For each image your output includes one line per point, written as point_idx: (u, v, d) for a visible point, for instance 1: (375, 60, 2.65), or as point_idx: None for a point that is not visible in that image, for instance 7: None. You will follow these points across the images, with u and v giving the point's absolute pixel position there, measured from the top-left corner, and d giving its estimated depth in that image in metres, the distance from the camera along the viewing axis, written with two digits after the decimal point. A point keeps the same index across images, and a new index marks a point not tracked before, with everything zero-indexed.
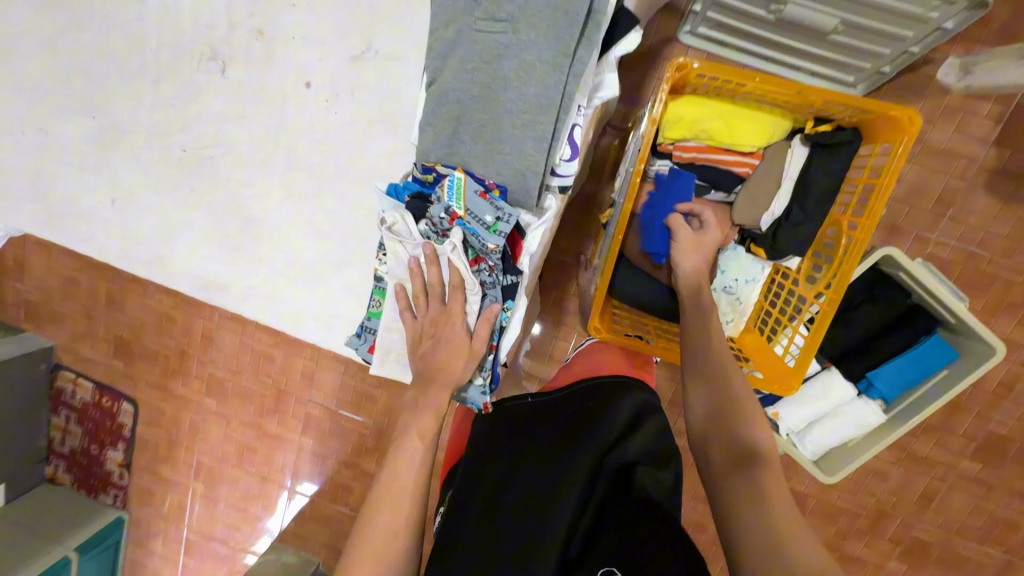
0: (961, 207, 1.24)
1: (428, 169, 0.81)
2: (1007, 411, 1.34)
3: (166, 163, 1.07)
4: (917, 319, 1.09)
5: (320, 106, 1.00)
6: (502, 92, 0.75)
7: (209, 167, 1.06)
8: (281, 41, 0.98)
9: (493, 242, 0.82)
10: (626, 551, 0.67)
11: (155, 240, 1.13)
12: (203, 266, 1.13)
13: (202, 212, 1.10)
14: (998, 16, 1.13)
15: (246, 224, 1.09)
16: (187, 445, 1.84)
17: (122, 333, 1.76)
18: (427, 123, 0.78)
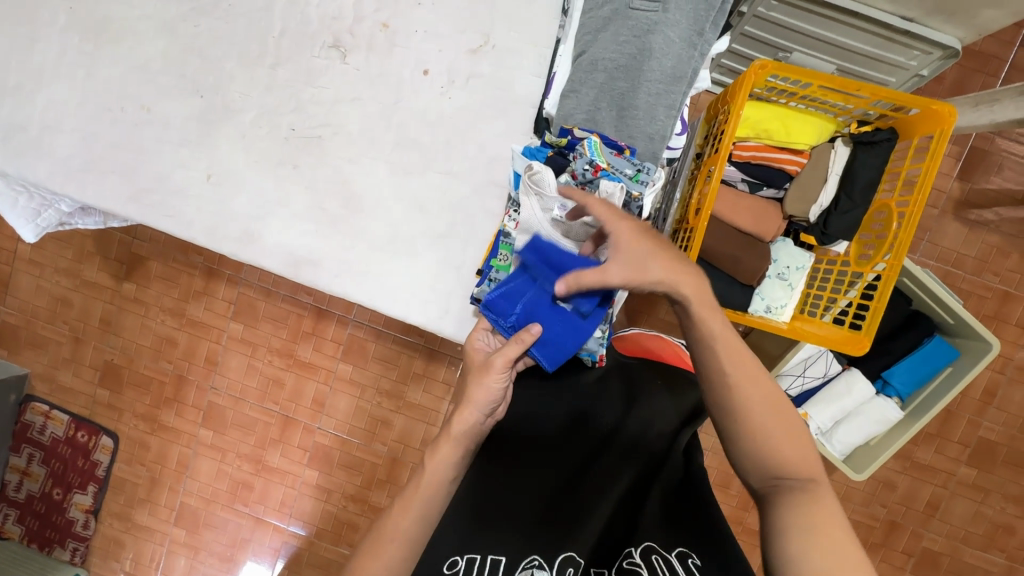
0: (936, 231, 1.43)
1: (564, 132, 0.78)
2: (994, 416, 1.47)
3: (268, 143, 0.85)
4: (920, 323, 1.21)
5: (433, 93, 0.84)
6: (646, 64, 0.76)
7: (317, 150, 0.85)
8: (405, 35, 0.83)
9: (635, 192, 0.77)
10: (697, 535, 0.70)
11: (241, 213, 0.86)
12: (285, 240, 0.85)
13: (298, 185, 0.85)
14: (950, 75, 1.38)
15: (351, 203, 0.85)
16: (170, 485, 1.67)
17: (113, 358, 1.65)
18: (571, 90, 0.78)
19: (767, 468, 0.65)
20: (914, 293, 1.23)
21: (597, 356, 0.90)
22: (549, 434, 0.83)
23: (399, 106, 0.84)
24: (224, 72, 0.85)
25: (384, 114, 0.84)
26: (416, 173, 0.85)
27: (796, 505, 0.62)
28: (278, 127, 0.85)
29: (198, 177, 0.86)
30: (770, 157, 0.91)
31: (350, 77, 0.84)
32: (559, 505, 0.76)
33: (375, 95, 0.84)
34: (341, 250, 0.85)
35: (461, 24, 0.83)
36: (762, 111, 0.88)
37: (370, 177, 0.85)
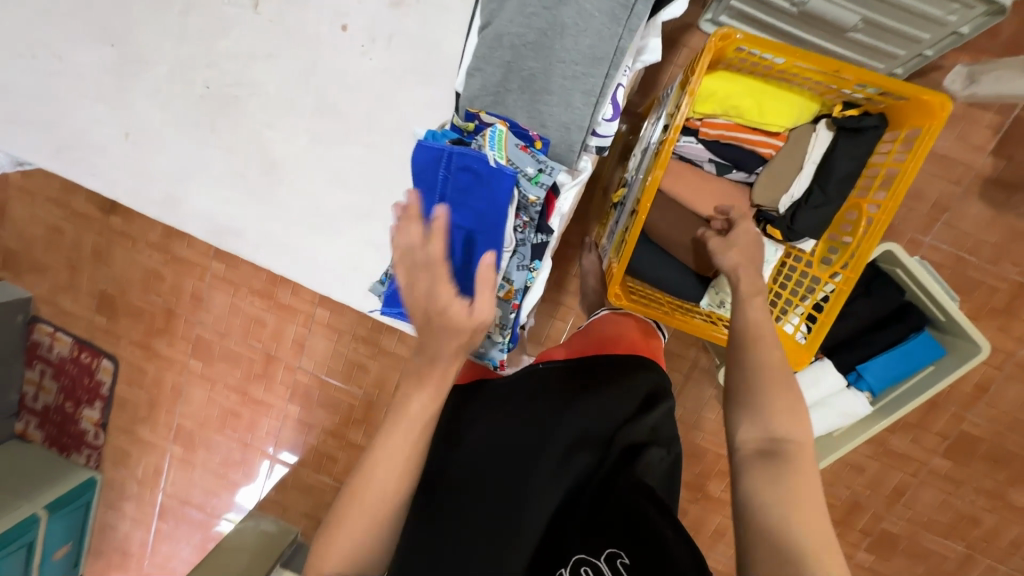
0: (954, 213, 1.28)
1: (471, 116, 0.80)
2: (980, 412, 1.40)
3: (186, 99, 0.93)
4: (907, 317, 1.13)
5: (355, 52, 0.88)
6: (558, 42, 0.75)
7: (237, 110, 0.93)
8: None
9: (533, 196, 0.80)
10: (631, 541, 0.63)
11: (171, 180, 0.99)
12: (208, 207, 1.01)
13: (218, 151, 0.97)
14: (1007, 28, 1.16)
15: (272, 173, 0.97)
16: (167, 408, 1.80)
17: (107, 288, 1.71)
18: (477, 68, 0.77)
19: (762, 439, 0.66)
20: (906, 284, 1.14)
21: (497, 362, 0.94)
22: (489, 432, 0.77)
23: (318, 68, 0.89)
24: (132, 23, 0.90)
25: (301, 76, 0.90)
26: (337, 143, 0.94)
27: (773, 469, 0.63)
28: (192, 83, 0.92)
29: (118, 135, 0.97)
30: (741, 137, 0.89)
31: (264, 29, 0.88)
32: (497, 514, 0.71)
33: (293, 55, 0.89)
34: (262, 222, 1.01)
35: None
36: (737, 84, 0.87)
37: (290, 144, 0.95)
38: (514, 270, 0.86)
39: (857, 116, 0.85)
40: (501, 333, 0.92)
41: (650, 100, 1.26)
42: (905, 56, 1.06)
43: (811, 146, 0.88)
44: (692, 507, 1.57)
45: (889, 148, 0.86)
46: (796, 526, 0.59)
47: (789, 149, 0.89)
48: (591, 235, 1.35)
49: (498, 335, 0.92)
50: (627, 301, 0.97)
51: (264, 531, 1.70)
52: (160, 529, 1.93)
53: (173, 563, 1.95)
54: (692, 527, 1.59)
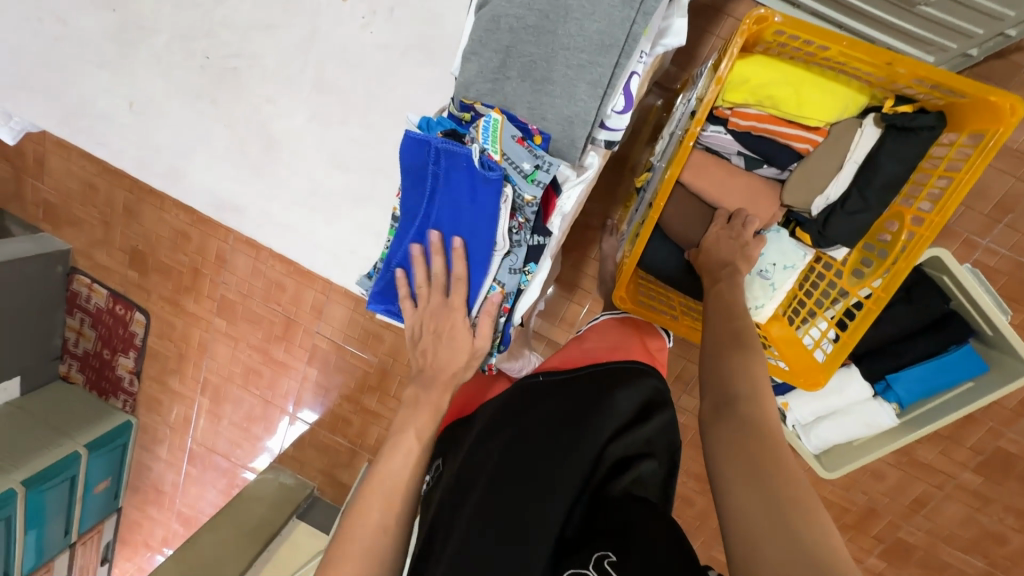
0: (1020, 215, 1.15)
1: (467, 106, 0.72)
2: (1022, 430, 1.30)
3: (189, 69, 0.95)
4: (949, 329, 1.04)
5: (357, 25, 0.87)
6: (561, 26, 0.68)
7: (235, 80, 0.94)
8: None
9: (529, 195, 0.72)
10: (627, 544, 0.60)
11: (175, 152, 1.03)
12: (215, 183, 1.04)
13: (218, 124, 0.99)
14: None
15: (271, 147, 0.99)
16: (195, 362, 1.88)
17: (138, 245, 1.76)
18: (473, 51, 0.70)
19: (717, 400, 0.67)
20: (952, 293, 1.04)
21: (488, 364, 0.93)
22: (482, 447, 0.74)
23: (316, 38, 0.89)
24: None
25: (299, 45, 0.90)
26: (338, 122, 0.94)
27: (740, 421, 0.63)
28: (193, 53, 0.93)
29: (123, 104, 1.00)
30: (774, 131, 0.82)
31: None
32: (491, 529, 0.65)
33: (290, 29, 0.89)
34: (264, 203, 1.04)
35: None
36: (775, 71, 0.77)
37: (290, 119, 0.95)
38: (506, 273, 0.81)
39: (911, 113, 0.76)
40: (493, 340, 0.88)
41: (688, 76, 1.16)
42: (983, 35, 0.92)
43: (855, 144, 0.79)
44: (699, 498, 1.55)
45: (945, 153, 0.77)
46: (776, 477, 0.56)
47: (829, 146, 0.81)
48: (613, 218, 1.29)
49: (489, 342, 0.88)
50: (633, 304, 0.94)
51: (284, 484, 1.81)
52: (190, 473, 2.06)
53: (202, 504, 2.09)
54: (697, 517, 1.58)
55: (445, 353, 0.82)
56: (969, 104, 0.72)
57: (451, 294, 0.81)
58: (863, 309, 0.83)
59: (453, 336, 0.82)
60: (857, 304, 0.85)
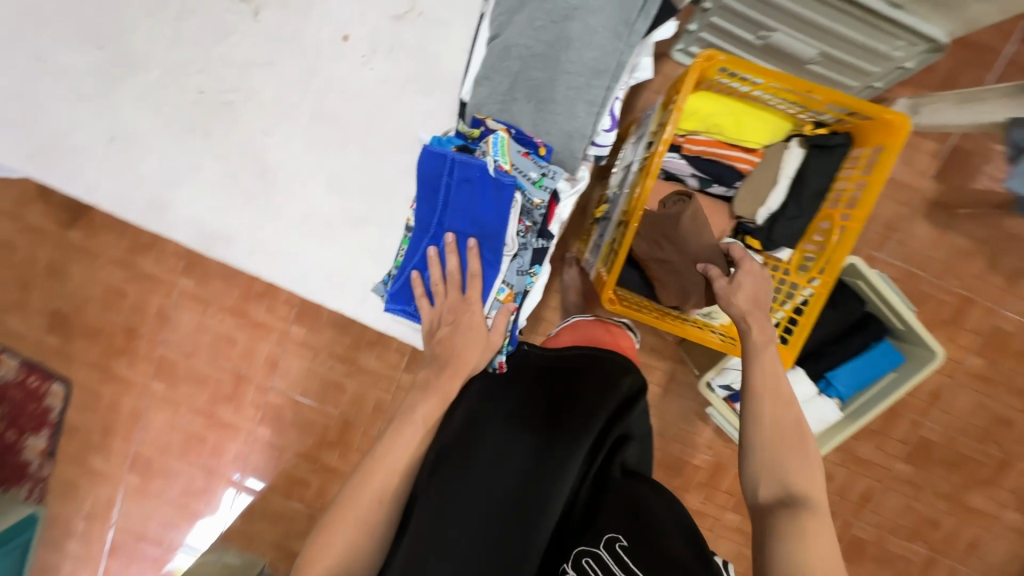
0: (903, 232, 1.39)
1: (478, 122, 0.85)
2: (935, 418, 1.49)
3: (180, 102, 0.96)
4: (869, 328, 1.20)
5: (358, 64, 0.93)
6: (563, 54, 0.80)
7: (229, 113, 0.96)
8: None
9: (538, 199, 0.85)
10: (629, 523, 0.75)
11: (151, 181, 0.98)
12: (197, 210, 0.99)
13: (204, 151, 0.98)
14: (940, 67, 1.29)
15: (252, 163, 0.98)
16: (123, 434, 1.68)
17: (62, 307, 1.61)
18: (486, 76, 0.83)
19: (779, 491, 0.73)
20: (867, 295, 1.21)
21: (496, 363, 0.93)
22: (489, 447, 0.85)
23: (316, 73, 0.94)
24: (129, 30, 0.93)
25: (300, 78, 0.94)
26: (336, 148, 0.96)
27: (801, 518, 0.69)
28: (186, 87, 0.95)
29: (102, 138, 0.97)
30: (721, 153, 0.97)
31: (259, 33, 0.93)
32: (498, 523, 0.78)
33: (292, 62, 0.94)
34: (250, 225, 1.00)
35: None
36: (716, 103, 0.94)
37: (285, 149, 0.97)
38: (514, 274, 0.89)
39: (825, 135, 0.92)
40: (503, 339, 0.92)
41: (630, 118, 1.30)
42: (858, 86, 1.17)
43: (785, 162, 0.93)
44: None
45: (857, 163, 0.92)
46: None
47: (765, 164, 0.95)
48: (571, 252, 1.36)
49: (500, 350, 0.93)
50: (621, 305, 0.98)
51: (228, 563, 1.51)
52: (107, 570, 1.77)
53: None
54: None
55: (460, 344, 0.83)
56: (868, 123, 0.87)
57: (468, 290, 0.86)
58: (813, 299, 0.94)
59: (471, 330, 0.84)
60: (805, 296, 0.97)
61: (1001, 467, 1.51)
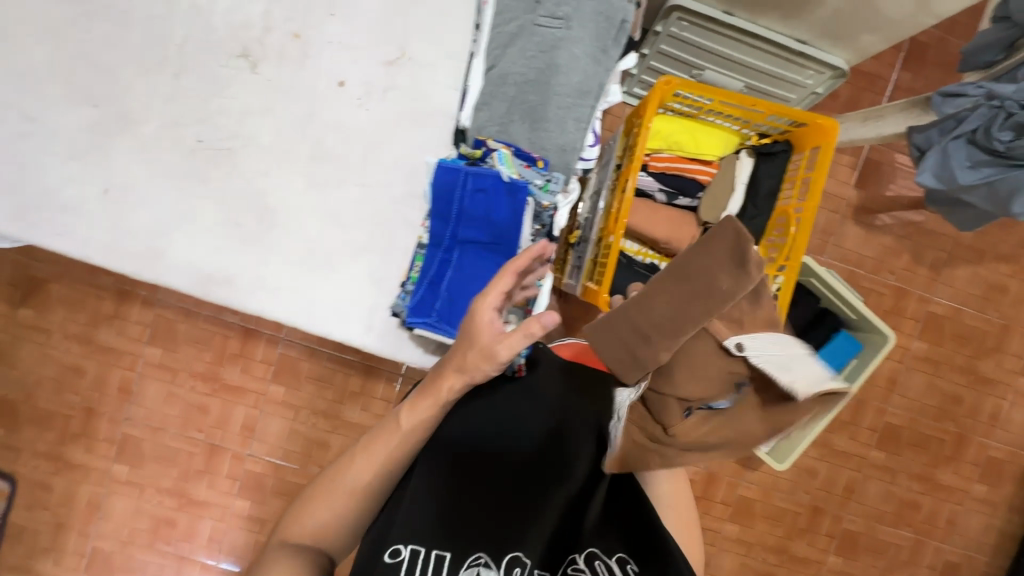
0: (839, 235, 1.56)
1: (479, 143, 0.82)
2: (896, 402, 1.61)
3: (116, 131, 0.82)
4: (828, 320, 1.31)
5: (352, 106, 0.84)
6: (553, 78, 0.80)
7: (228, 159, 0.83)
8: (319, 45, 0.84)
9: (546, 202, 0.84)
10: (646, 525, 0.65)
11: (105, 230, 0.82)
12: (182, 253, 0.83)
13: (166, 186, 0.83)
14: (842, 94, 1.52)
15: (232, 192, 0.84)
16: (79, 529, 1.52)
17: (9, 393, 1.49)
18: (484, 101, 0.82)
19: None
20: (821, 292, 1.33)
21: None
22: (499, 426, 0.74)
23: (314, 118, 0.84)
24: (124, 81, 0.82)
25: (300, 126, 0.84)
26: (334, 186, 0.85)
27: None
28: (181, 139, 0.83)
29: (93, 192, 0.82)
30: (682, 168, 1.07)
31: (262, 88, 0.83)
32: (504, 511, 0.67)
33: (288, 107, 0.83)
34: (256, 266, 0.84)
35: (376, 35, 0.84)
36: (673, 124, 1.05)
37: (285, 190, 0.84)
38: None
39: (769, 143, 1.05)
40: None
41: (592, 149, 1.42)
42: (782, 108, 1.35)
43: (738, 171, 1.04)
44: None
45: (801, 164, 1.04)
46: None
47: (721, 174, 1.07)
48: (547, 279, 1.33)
49: None
50: None
51: None
52: None
53: None
54: None
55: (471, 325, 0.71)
56: (805, 129, 1.00)
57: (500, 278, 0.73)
58: (782, 288, 1.01)
59: (483, 321, 0.70)
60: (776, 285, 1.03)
61: (960, 442, 1.63)
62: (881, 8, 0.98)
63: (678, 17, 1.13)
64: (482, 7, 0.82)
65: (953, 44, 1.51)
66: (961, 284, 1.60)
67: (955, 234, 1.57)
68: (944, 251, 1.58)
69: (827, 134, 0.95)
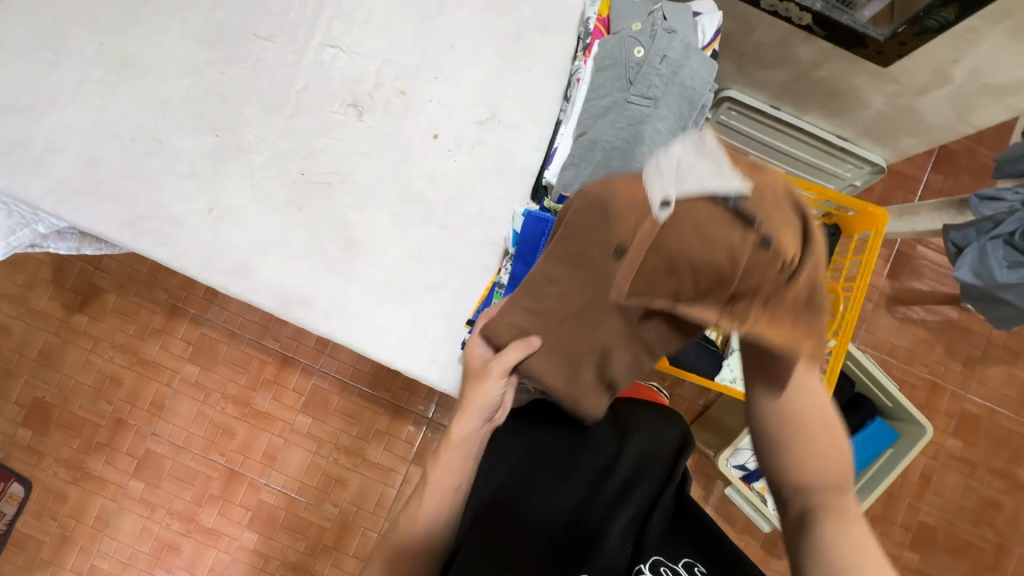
0: (871, 322, 1.58)
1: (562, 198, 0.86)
2: (930, 501, 1.55)
3: (230, 158, 0.91)
4: (864, 405, 1.32)
5: (443, 155, 0.93)
6: (638, 147, 0.82)
7: (325, 193, 0.91)
8: (419, 103, 0.94)
9: None
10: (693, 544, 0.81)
11: (209, 246, 0.89)
12: (276, 275, 0.89)
13: (266, 211, 0.90)
14: (876, 189, 1.60)
15: (327, 223, 0.91)
16: (83, 544, 1.49)
17: (44, 396, 1.52)
18: (569, 163, 0.86)
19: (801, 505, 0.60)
20: (857, 375, 1.35)
21: None
22: (547, 476, 0.88)
23: (407, 163, 0.92)
24: (240, 116, 0.92)
25: (392, 169, 0.92)
26: (418, 225, 0.91)
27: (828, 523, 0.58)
28: (287, 170, 0.91)
29: (200, 211, 0.90)
30: None
31: (363, 133, 0.92)
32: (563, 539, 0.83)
33: (386, 151, 0.92)
34: (336, 292, 0.89)
35: (471, 98, 0.94)
36: None
37: (373, 226, 0.91)
38: None
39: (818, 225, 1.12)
40: None
41: None
42: None
43: None
44: None
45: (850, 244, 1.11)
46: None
47: None
48: None
49: None
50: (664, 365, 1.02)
51: None
52: None
53: None
54: None
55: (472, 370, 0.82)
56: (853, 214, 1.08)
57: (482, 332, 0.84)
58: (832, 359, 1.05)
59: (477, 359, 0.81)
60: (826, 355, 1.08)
61: (1000, 551, 1.55)
62: (923, 115, 1.06)
63: (728, 105, 1.23)
64: (575, 83, 0.93)
65: (983, 153, 1.60)
66: (996, 383, 1.59)
67: (988, 333, 1.58)
68: (978, 348, 1.59)
69: (875, 220, 1.02)
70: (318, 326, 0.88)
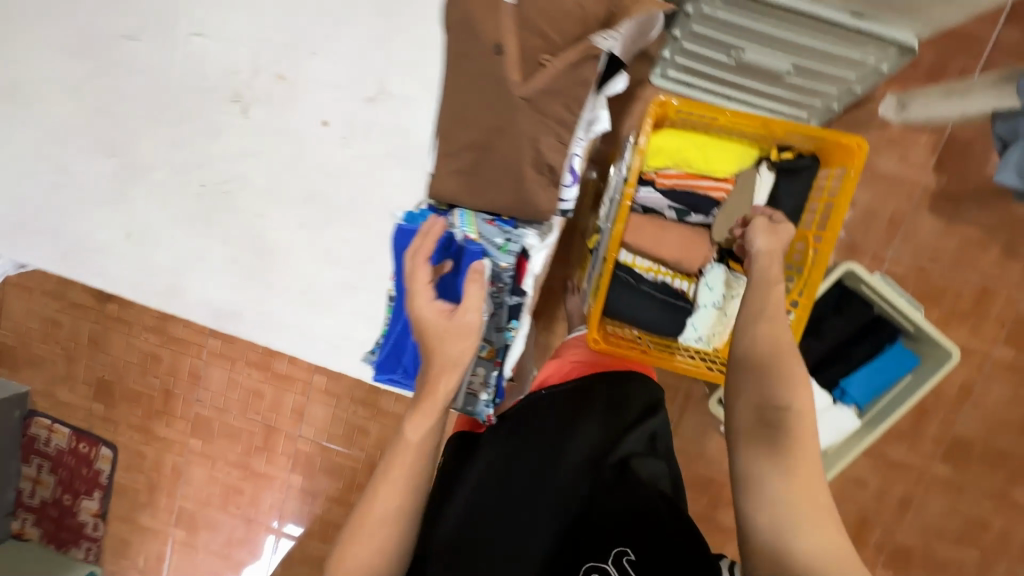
0: (910, 226, 1.37)
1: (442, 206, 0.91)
2: (968, 414, 1.44)
3: (136, 181, 1.00)
4: (881, 330, 1.19)
5: (337, 145, 0.95)
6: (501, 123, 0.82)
7: (230, 205, 0.99)
8: (303, 84, 0.92)
9: (504, 262, 0.89)
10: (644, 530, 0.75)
11: (146, 270, 1.06)
12: (206, 290, 1.06)
13: (180, 229, 1.02)
14: (925, 58, 1.28)
15: (237, 237, 1.01)
16: (168, 489, 1.77)
17: (104, 375, 1.73)
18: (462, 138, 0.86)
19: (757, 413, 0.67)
20: (874, 299, 1.20)
21: (485, 416, 0.97)
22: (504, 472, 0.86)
23: (305, 157, 0.96)
24: (142, 135, 0.97)
25: (291, 165, 0.96)
26: (325, 226, 0.99)
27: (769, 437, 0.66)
28: (189, 183, 0.99)
29: (119, 235, 1.04)
30: (694, 183, 1.07)
31: (256, 129, 0.95)
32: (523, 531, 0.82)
33: (279, 148, 0.95)
34: (257, 303, 1.05)
35: (354, 71, 0.91)
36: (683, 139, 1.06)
37: (283, 230, 1.00)
38: (493, 331, 0.94)
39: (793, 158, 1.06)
40: (485, 390, 0.96)
41: (613, 149, 1.32)
42: (838, 91, 1.15)
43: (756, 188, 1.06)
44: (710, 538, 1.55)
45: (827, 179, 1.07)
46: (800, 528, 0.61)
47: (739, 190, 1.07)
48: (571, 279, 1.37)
49: (484, 392, 0.96)
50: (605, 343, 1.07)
51: None
52: None
53: None
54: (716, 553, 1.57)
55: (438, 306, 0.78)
56: (831, 144, 1.02)
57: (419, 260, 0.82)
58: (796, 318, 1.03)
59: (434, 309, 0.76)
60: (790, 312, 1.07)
61: None
62: None
63: None
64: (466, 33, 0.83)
65: None
66: None
67: None
68: None
69: (854, 151, 0.99)
70: (246, 331, 1.07)
